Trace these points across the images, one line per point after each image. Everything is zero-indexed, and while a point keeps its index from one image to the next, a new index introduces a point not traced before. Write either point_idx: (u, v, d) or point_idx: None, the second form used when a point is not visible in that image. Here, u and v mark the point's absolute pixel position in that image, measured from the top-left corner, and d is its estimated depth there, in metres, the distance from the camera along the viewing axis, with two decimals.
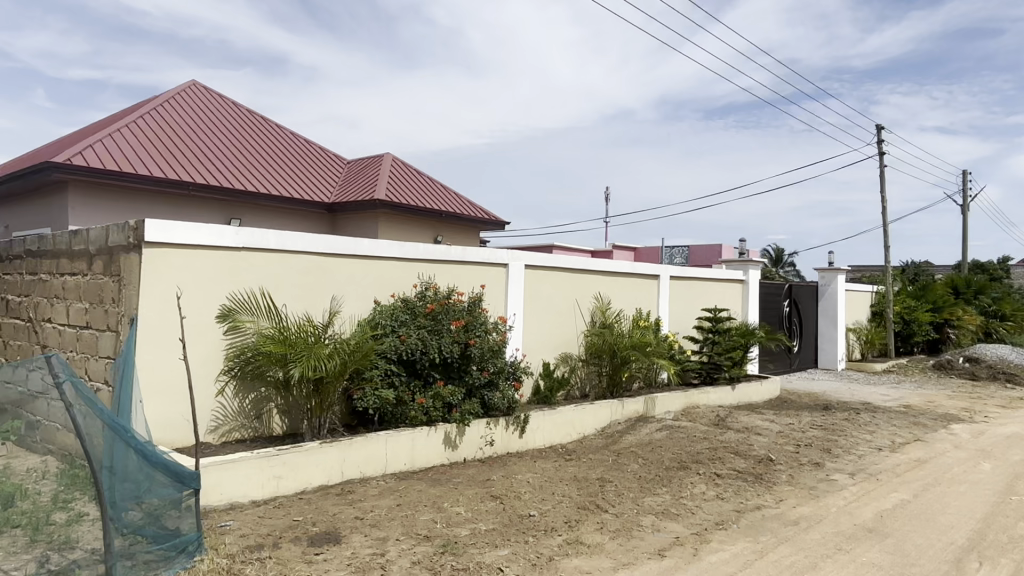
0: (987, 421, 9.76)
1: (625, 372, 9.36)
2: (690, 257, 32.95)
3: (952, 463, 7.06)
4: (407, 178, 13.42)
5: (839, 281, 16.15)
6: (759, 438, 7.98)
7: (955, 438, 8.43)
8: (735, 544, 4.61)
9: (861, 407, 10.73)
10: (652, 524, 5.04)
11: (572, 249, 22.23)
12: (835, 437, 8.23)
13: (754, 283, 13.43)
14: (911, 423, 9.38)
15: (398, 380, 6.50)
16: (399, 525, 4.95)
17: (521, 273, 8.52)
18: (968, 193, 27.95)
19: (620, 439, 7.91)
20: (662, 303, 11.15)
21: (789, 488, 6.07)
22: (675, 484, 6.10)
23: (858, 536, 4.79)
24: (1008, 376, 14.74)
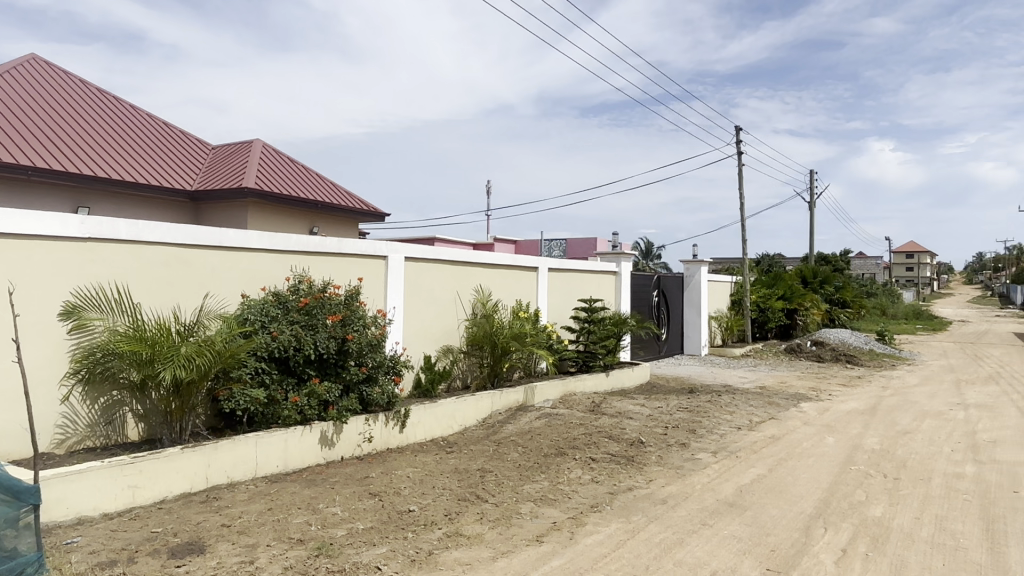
0: (830, 399, 10.77)
1: (505, 363, 9.45)
2: (569, 250, 33.97)
3: (801, 439, 7.70)
4: (279, 166, 12.82)
5: (703, 272, 17.19)
6: (632, 421, 8.34)
7: (803, 416, 9.23)
8: (609, 525, 4.78)
9: (722, 389, 11.52)
10: (530, 511, 5.12)
11: (453, 241, 22.21)
12: (699, 418, 8.75)
13: (626, 274, 14.00)
14: (766, 403, 10.16)
15: (269, 378, 6.20)
16: (270, 530, 4.72)
17: (400, 265, 8.37)
18: (814, 193, 30.70)
19: (501, 429, 7.98)
20: (541, 294, 11.36)
21: (659, 469, 6.38)
22: (553, 470, 6.24)
23: (719, 510, 5.11)
24: (848, 357, 16.33)
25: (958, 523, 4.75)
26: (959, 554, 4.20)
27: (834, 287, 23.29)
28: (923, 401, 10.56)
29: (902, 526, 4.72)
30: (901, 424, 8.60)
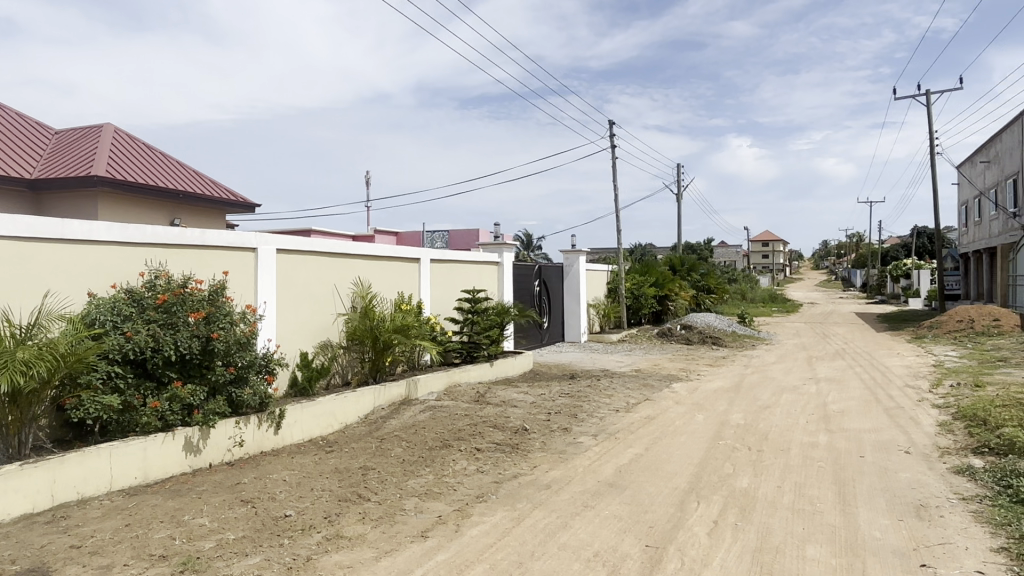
0: (699, 379, 11.43)
1: (387, 356, 9.20)
2: (450, 242, 33.93)
3: (674, 418, 8.08)
4: (134, 152, 11.81)
5: (581, 262, 17.65)
6: (515, 409, 8.41)
7: (676, 395, 9.71)
8: (494, 515, 4.75)
9: (601, 374, 11.92)
10: (415, 506, 5.00)
11: (331, 233, 21.48)
12: (580, 403, 8.98)
13: (508, 265, 14.11)
14: (641, 385, 10.63)
15: (124, 383, 5.67)
16: (128, 548, 4.31)
17: (271, 257, 7.93)
18: (681, 185, 32.50)
19: (384, 425, 7.78)
20: (422, 286, 11.18)
21: (542, 455, 6.45)
22: (438, 463, 6.15)
23: (601, 491, 5.24)
24: (714, 339, 17.40)
25: (814, 488, 5.14)
26: (816, 517, 4.54)
27: (700, 274, 24.73)
28: (779, 377, 11.44)
29: (766, 495, 5.03)
30: (762, 399, 9.25)
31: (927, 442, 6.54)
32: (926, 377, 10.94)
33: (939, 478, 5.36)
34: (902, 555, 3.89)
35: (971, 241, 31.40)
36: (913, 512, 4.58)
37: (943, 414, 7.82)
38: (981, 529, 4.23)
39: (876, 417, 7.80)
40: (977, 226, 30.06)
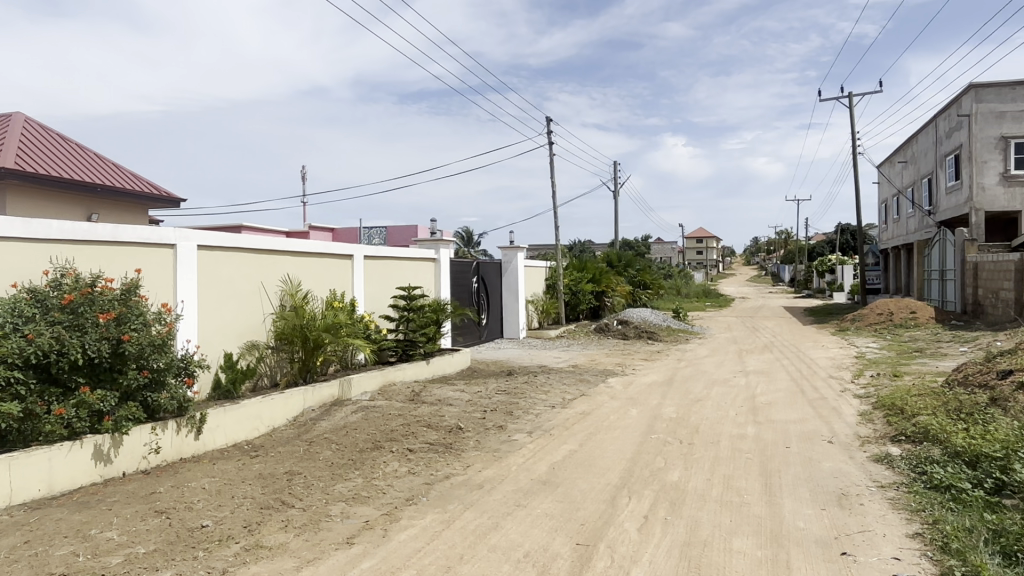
0: (633, 373, 11.56)
1: (318, 356, 8.91)
2: (388, 238, 33.44)
3: (609, 413, 8.11)
4: (47, 142, 11.12)
5: (519, 258, 17.62)
6: (450, 408, 8.27)
7: (611, 390, 9.78)
8: (424, 518, 4.63)
9: (538, 370, 11.93)
10: (341, 512, 4.82)
11: (263, 229, 20.81)
12: (517, 400, 8.92)
13: (445, 261, 13.94)
14: (578, 380, 10.66)
15: (25, 389, 5.27)
16: (25, 568, 3.99)
17: (192, 255, 7.55)
18: (619, 182, 32.98)
19: (314, 427, 7.53)
20: (356, 283, 10.90)
21: (476, 453, 6.36)
22: (368, 465, 5.97)
23: (533, 490, 5.18)
24: (649, 334, 17.66)
25: (742, 480, 5.22)
26: (743, 509, 4.60)
27: (636, 270, 25.10)
28: (711, 371, 11.67)
29: (695, 488, 5.08)
30: (694, 392, 9.42)
31: (849, 432, 6.75)
32: (848, 368, 11.36)
33: (860, 466, 5.53)
34: (824, 545, 3.97)
35: (890, 238, 32.92)
36: (835, 502, 4.69)
37: (863, 404, 8.11)
38: (898, 515, 4.36)
39: (801, 408, 8.02)
40: (895, 224, 31.49)
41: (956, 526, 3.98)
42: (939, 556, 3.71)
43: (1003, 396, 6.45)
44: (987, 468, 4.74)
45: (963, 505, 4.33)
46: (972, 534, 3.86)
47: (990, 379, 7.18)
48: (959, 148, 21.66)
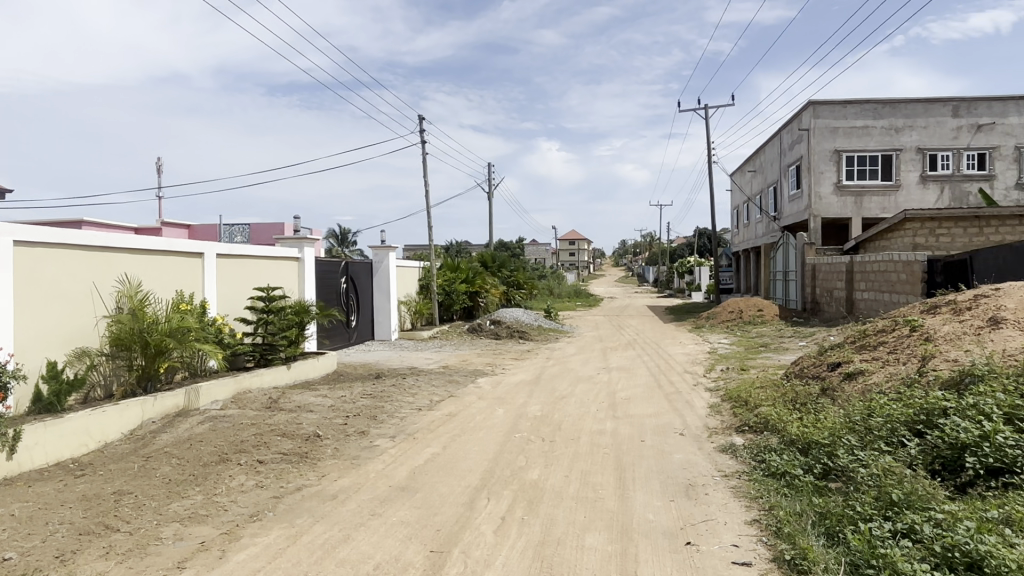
0: (503, 373, 11.59)
1: (162, 363, 8.18)
2: (252, 236, 31.76)
3: (475, 413, 8.05)
4: None
5: (391, 258, 17.23)
6: (310, 415, 7.85)
7: (479, 391, 9.72)
8: (268, 534, 4.32)
9: (407, 372, 11.66)
10: (174, 533, 4.40)
11: (108, 224, 19.04)
12: (382, 403, 8.65)
13: (309, 261, 13.34)
14: (447, 381, 10.53)
15: None
16: None
17: (8, 252, 6.68)
18: (494, 183, 33.25)
19: (153, 441, 6.88)
20: (207, 284, 10.15)
21: (333, 462, 6.06)
22: (211, 480, 5.51)
23: (391, 497, 4.99)
24: (521, 333, 17.85)
25: (598, 476, 5.31)
26: (598, 504, 4.66)
27: (510, 270, 25.35)
28: (577, 368, 11.92)
29: (553, 485, 5.10)
30: (559, 390, 9.58)
31: (699, 423, 7.10)
32: (702, 362, 12.01)
33: (707, 457, 5.81)
34: (671, 536, 4.08)
35: (741, 241, 35.53)
36: (683, 492, 4.87)
37: (713, 397, 8.59)
38: (739, 503, 4.59)
39: (657, 402, 8.36)
40: (746, 228, 33.97)
41: (789, 511, 4.24)
42: (772, 540, 3.93)
43: (832, 386, 7.04)
44: (816, 454, 5.10)
45: (795, 491, 4.63)
46: (802, 518, 4.12)
47: (821, 371, 7.80)
48: (800, 159, 23.68)
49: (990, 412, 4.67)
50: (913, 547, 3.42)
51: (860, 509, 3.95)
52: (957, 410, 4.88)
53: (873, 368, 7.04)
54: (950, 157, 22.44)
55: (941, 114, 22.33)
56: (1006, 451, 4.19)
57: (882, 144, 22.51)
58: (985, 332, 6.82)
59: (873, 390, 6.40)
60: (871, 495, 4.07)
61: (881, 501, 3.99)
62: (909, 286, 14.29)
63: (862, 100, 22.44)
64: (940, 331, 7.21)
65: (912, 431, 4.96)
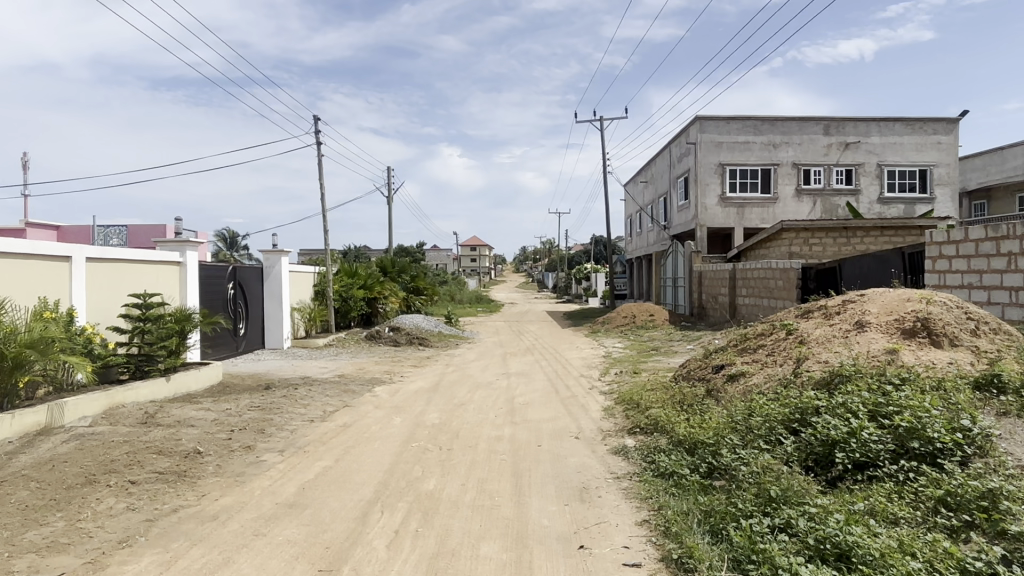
0: (402, 381, 11.37)
1: (21, 378, 7.43)
2: (130, 238, 29.68)
3: (370, 423, 7.84)
4: None
5: (283, 263, 16.57)
6: (190, 430, 7.38)
7: (375, 400, 9.48)
8: (139, 561, 3.99)
9: (299, 382, 11.22)
10: (29, 566, 3.98)
11: None
12: (271, 416, 8.26)
13: (192, 266, 12.59)
14: (342, 391, 10.20)
15: None
16: None
17: None
18: (393, 187, 32.75)
19: (8, 463, 6.23)
20: (75, 290, 9.35)
21: (215, 480, 5.71)
22: (74, 505, 5.04)
23: (277, 514, 4.75)
24: (420, 340, 17.64)
25: (494, 483, 5.29)
26: (494, 512, 4.63)
27: (409, 276, 25.01)
28: (476, 374, 11.88)
29: (449, 495, 5.03)
30: (458, 397, 9.51)
31: (593, 427, 7.25)
32: (598, 367, 12.30)
33: (600, 460, 5.92)
34: (565, 540, 4.12)
35: (634, 249, 36.84)
36: (577, 496, 4.93)
37: (607, 400, 8.80)
38: (630, 504, 4.71)
39: (554, 407, 8.46)
40: (639, 236, 35.26)
41: (676, 510, 4.38)
42: (662, 540, 4.03)
43: (717, 387, 7.38)
44: (702, 453, 5.31)
45: (682, 490, 4.80)
46: (689, 517, 4.26)
47: (707, 373, 8.18)
48: (688, 171, 24.83)
49: (856, 409, 5.04)
50: (789, 541, 3.60)
51: (741, 506, 4.13)
52: (827, 409, 5.23)
53: (753, 369, 7.45)
54: (821, 172, 24.24)
55: (813, 132, 24.08)
56: (870, 446, 4.52)
57: (762, 159, 23.99)
58: (851, 335, 7.38)
59: (753, 390, 6.77)
60: (752, 492, 4.27)
61: (761, 497, 4.19)
62: (786, 292, 15.27)
63: (743, 117, 23.84)
64: (813, 334, 7.73)
65: (788, 429, 5.26)
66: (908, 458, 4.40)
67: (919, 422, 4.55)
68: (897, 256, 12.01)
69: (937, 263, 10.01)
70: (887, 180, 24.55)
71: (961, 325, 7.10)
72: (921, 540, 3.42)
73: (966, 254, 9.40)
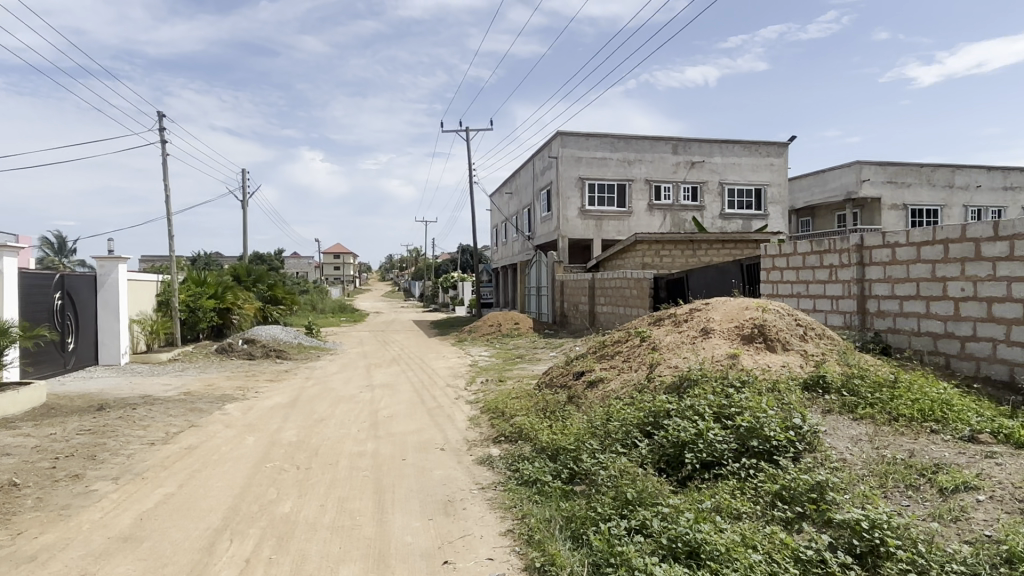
0: (256, 396, 10.73)
1: None
2: None
3: (220, 444, 7.32)
4: None
5: (121, 270, 15.15)
6: (3, 460, 6.50)
7: (226, 418, 8.87)
8: None
9: (138, 401, 10.26)
10: None
11: None
12: (104, 440, 7.47)
13: (9, 274, 11.19)
14: (188, 410, 9.44)
15: None
16: None
17: None
18: (247, 190, 30.96)
19: None
20: None
21: (34, 515, 5.06)
22: None
23: (109, 550, 4.28)
24: (277, 352, 16.79)
25: (355, 501, 5.11)
26: (355, 532, 4.46)
27: (266, 285, 23.76)
28: (337, 388, 11.45)
29: (307, 517, 4.78)
30: (317, 412, 9.12)
31: (459, 437, 7.21)
32: (463, 376, 12.28)
33: (465, 471, 5.89)
34: (428, 557, 4.04)
35: (499, 258, 37.39)
36: (441, 509, 4.87)
37: (472, 410, 8.80)
38: (494, 515, 4.71)
39: (419, 418, 8.34)
40: (504, 246, 35.86)
41: (539, 518, 4.43)
42: (525, 549, 4.07)
43: (577, 394, 7.61)
44: (564, 459, 5.43)
45: (545, 497, 4.88)
46: (551, 524, 4.33)
47: (568, 380, 8.42)
48: (550, 184, 25.59)
49: (703, 412, 5.37)
50: (645, 541, 3.75)
51: (601, 510, 4.25)
52: (678, 412, 5.54)
53: (611, 375, 7.75)
54: (672, 188, 25.88)
55: (663, 151, 25.66)
56: (715, 446, 4.83)
57: (618, 174, 25.22)
58: (698, 341, 7.89)
59: (611, 395, 7.05)
60: (610, 495, 4.41)
61: (618, 500, 4.34)
62: (640, 300, 16.11)
63: (601, 134, 24.95)
64: (664, 341, 8.18)
65: (643, 432, 5.50)
66: (749, 456, 4.74)
67: (758, 422, 4.92)
68: (736, 267, 13.07)
69: (772, 274, 10.97)
70: (728, 197, 26.65)
71: (791, 331, 7.80)
72: (761, 533, 3.68)
73: (795, 266, 10.36)
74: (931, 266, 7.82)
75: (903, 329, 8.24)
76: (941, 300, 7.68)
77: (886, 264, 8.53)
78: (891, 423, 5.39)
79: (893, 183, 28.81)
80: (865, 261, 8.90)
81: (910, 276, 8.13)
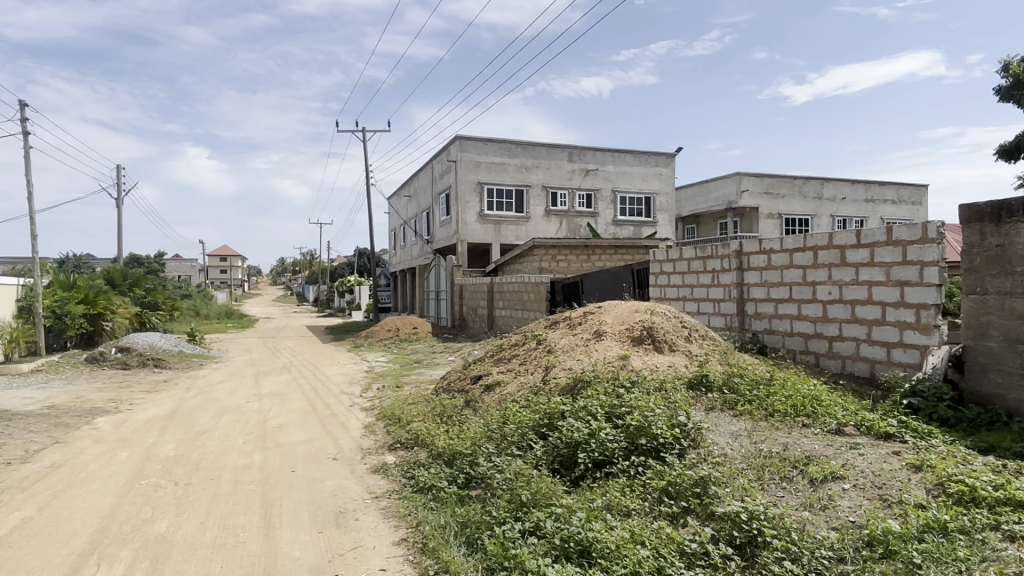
0: (130, 409, 9.99)
1: None
2: None
3: (88, 461, 6.75)
4: None
5: None
6: None
7: (95, 433, 8.20)
8: None
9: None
10: None
11: None
12: None
13: None
14: (51, 425, 8.66)
15: None
16: None
17: None
18: (123, 187, 28.90)
19: None
20: None
21: None
22: None
23: None
24: (157, 361, 15.75)
25: (240, 517, 4.85)
26: (238, 550, 4.23)
27: (144, 290, 22.25)
28: (222, 397, 10.87)
29: (186, 536, 4.49)
30: (199, 423, 8.61)
31: (352, 445, 7.02)
32: (358, 383, 11.98)
33: (358, 480, 5.74)
34: (317, 571, 3.89)
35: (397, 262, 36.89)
36: (332, 521, 4.71)
37: (367, 417, 8.60)
38: (388, 524, 4.61)
39: (311, 427, 8.05)
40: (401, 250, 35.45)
41: (433, 525, 4.38)
42: (418, 557, 4.00)
43: (474, 398, 7.60)
44: (459, 464, 5.40)
45: (440, 503, 4.83)
46: (446, 530, 4.30)
47: (465, 384, 8.40)
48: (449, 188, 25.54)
49: (595, 412, 5.50)
50: (538, 543, 3.78)
51: (495, 514, 4.26)
52: (571, 412, 5.64)
53: (507, 378, 7.81)
54: (568, 195, 26.47)
55: (560, 157, 26.22)
56: (607, 445, 4.95)
57: (516, 180, 25.51)
58: (591, 343, 8.09)
59: (507, 398, 7.09)
60: (505, 499, 4.43)
61: (512, 503, 4.36)
62: (536, 303, 16.37)
63: (499, 140, 25.18)
64: (559, 344, 8.33)
65: (538, 434, 5.57)
66: (638, 454, 4.89)
67: (646, 422, 5.09)
68: (627, 271, 13.58)
69: (660, 279, 11.44)
70: (621, 204, 27.57)
71: (678, 332, 8.14)
72: (649, 529, 3.81)
73: (681, 271, 10.83)
74: (802, 271, 8.40)
75: (778, 330, 8.81)
76: (811, 303, 8.27)
77: (763, 269, 9.08)
78: (767, 418, 5.73)
79: (770, 194, 30.78)
80: (744, 266, 9.44)
81: (784, 281, 8.71)
